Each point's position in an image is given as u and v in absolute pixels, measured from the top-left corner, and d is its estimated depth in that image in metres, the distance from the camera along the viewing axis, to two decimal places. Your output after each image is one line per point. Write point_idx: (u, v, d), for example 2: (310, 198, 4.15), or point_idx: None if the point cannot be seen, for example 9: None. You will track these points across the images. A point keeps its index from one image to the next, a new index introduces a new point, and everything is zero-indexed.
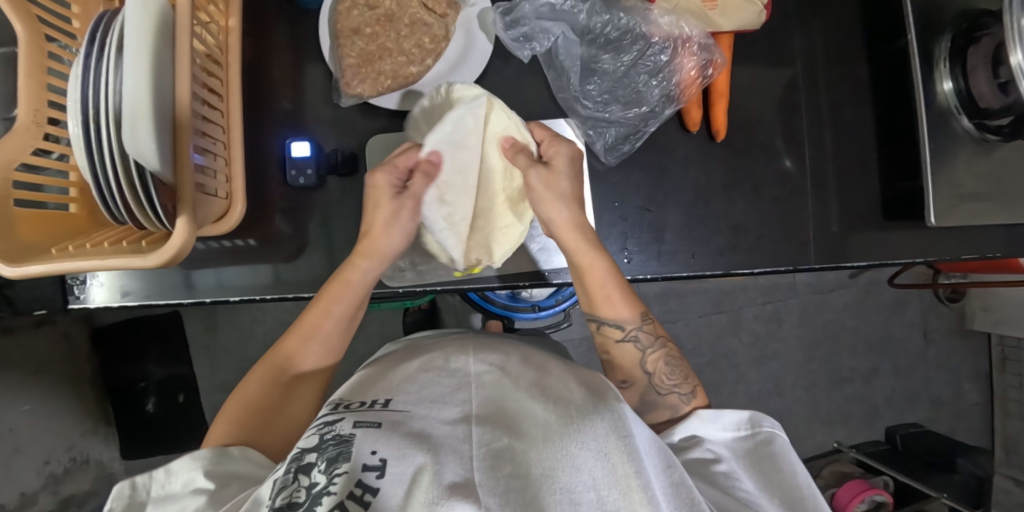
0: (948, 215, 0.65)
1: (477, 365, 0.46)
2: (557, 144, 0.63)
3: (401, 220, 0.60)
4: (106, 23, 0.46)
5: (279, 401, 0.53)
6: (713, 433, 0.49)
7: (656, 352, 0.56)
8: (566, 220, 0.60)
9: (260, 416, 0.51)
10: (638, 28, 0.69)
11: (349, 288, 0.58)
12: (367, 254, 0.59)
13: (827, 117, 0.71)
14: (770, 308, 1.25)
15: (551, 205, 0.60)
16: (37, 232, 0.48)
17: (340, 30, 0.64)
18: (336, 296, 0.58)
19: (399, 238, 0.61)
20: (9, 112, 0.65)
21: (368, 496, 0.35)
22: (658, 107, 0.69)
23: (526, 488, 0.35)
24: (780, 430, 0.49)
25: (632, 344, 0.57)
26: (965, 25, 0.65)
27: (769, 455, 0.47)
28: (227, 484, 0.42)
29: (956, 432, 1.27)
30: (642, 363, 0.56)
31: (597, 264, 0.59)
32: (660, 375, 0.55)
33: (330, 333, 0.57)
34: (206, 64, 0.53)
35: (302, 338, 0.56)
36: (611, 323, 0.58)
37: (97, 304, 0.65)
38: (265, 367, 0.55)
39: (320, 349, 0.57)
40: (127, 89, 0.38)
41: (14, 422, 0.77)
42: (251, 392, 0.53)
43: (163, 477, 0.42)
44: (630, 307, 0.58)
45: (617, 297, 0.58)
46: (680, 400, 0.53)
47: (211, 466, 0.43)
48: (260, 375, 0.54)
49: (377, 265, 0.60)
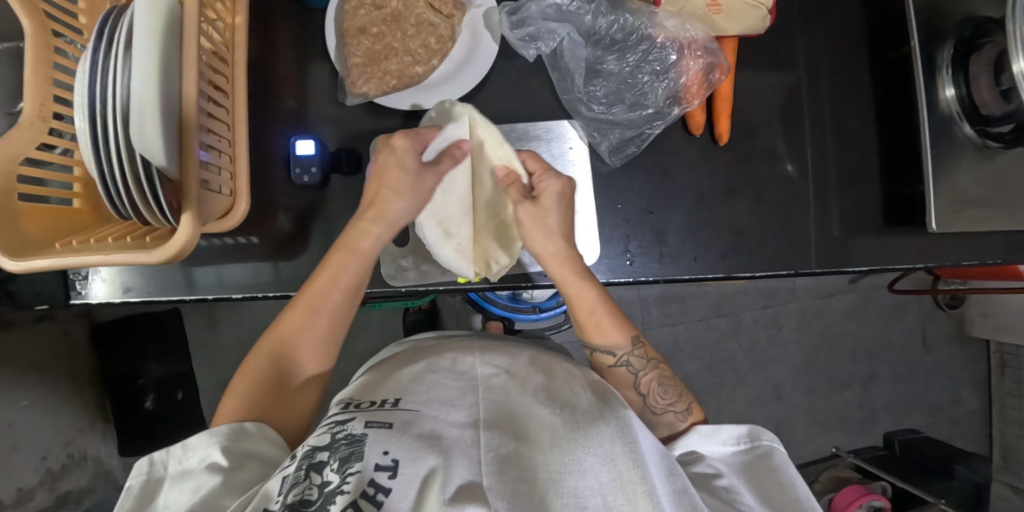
0: (950, 221, 0.65)
1: (485, 369, 0.46)
2: (547, 176, 0.62)
3: (420, 193, 0.63)
4: (115, 19, 0.46)
5: (281, 382, 0.53)
6: (713, 448, 0.50)
7: (649, 374, 0.57)
8: (553, 250, 0.59)
9: (262, 394, 0.51)
10: (644, 29, 0.69)
11: (351, 258, 0.57)
12: (376, 219, 0.59)
13: (829, 122, 0.71)
14: (770, 313, 1.25)
15: (538, 239, 0.60)
16: (43, 226, 0.48)
17: (346, 29, 0.65)
18: (343, 266, 0.57)
19: (406, 207, 0.61)
20: (12, 106, 0.65)
21: (380, 497, 0.34)
22: (663, 109, 0.69)
23: (534, 492, 0.35)
24: (780, 444, 0.49)
25: (625, 368, 0.57)
26: (968, 32, 0.65)
27: (769, 468, 0.47)
28: (239, 464, 0.42)
29: (954, 439, 1.27)
30: (636, 385, 0.57)
31: (586, 290, 0.58)
32: (654, 395, 0.56)
33: (333, 307, 0.56)
34: (212, 62, 0.53)
35: (304, 311, 0.55)
36: (603, 348, 0.58)
37: (99, 299, 0.65)
38: (271, 342, 0.55)
39: (325, 321, 0.56)
40: (139, 89, 0.38)
41: (13, 417, 0.77)
42: (256, 369, 0.53)
43: (180, 453, 0.43)
44: (621, 334, 0.57)
45: (609, 322, 0.57)
46: (676, 418, 0.54)
47: (228, 443, 0.43)
48: (266, 354, 0.54)
49: (384, 232, 0.60)
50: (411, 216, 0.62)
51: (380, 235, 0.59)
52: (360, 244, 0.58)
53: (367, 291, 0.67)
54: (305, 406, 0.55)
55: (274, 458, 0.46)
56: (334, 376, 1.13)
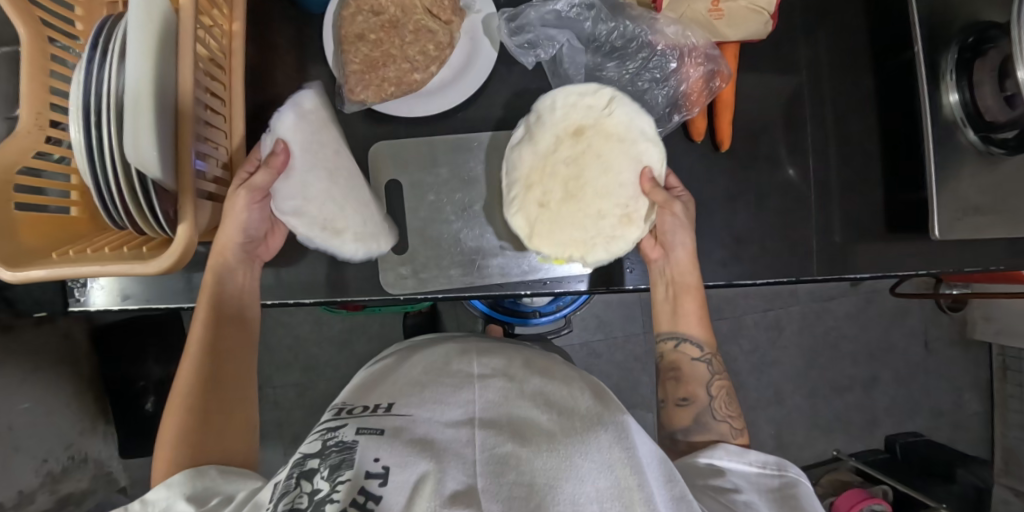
0: (953, 228, 0.64)
1: (481, 369, 0.47)
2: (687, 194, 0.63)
3: (235, 215, 0.55)
4: (109, 27, 0.46)
5: (201, 427, 0.51)
6: (739, 466, 0.49)
7: (720, 380, 0.59)
8: (691, 248, 0.61)
9: (189, 445, 0.50)
10: (644, 36, 0.68)
11: (217, 290, 0.58)
12: (216, 252, 0.57)
13: (831, 128, 0.71)
14: (771, 316, 1.25)
15: (679, 234, 0.61)
16: (38, 236, 0.48)
17: (343, 37, 0.64)
18: (213, 303, 0.57)
19: (238, 231, 0.56)
20: (10, 111, 0.64)
21: (371, 503, 0.34)
22: (663, 116, 0.69)
23: (530, 497, 0.34)
24: (805, 480, 0.49)
25: (704, 365, 0.60)
26: (971, 38, 0.64)
27: (793, 496, 0.47)
28: (206, 504, 0.44)
29: (955, 442, 1.27)
30: (707, 385, 0.59)
31: (695, 292, 0.61)
32: (720, 401, 0.58)
33: (218, 340, 0.56)
34: (209, 68, 0.53)
35: (198, 358, 0.55)
36: (693, 342, 0.61)
37: (98, 307, 0.64)
38: (178, 398, 0.53)
39: (226, 360, 0.56)
40: (130, 92, 0.38)
41: (13, 421, 0.77)
42: (170, 428, 0.51)
43: (140, 507, 0.45)
44: (706, 334, 0.61)
45: (701, 319, 0.61)
46: (730, 432, 0.56)
47: (189, 491, 0.45)
48: (175, 409, 0.52)
49: (231, 260, 0.57)
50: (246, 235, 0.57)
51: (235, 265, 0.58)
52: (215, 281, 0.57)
53: (361, 299, 0.66)
54: (239, 443, 0.53)
55: (244, 486, 0.46)
56: (335, 378, 1.13)
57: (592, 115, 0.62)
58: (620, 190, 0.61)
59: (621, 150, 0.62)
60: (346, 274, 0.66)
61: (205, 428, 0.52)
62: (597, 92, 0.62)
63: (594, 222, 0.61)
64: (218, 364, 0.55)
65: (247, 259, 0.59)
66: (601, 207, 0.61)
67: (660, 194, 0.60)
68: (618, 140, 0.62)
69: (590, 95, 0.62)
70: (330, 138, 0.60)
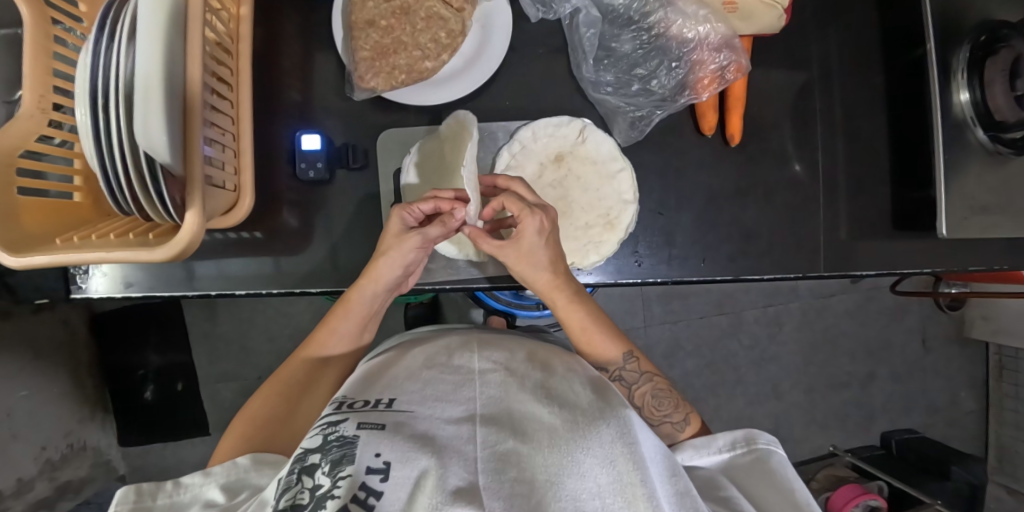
0: (961, 227, 0.64)
1: (482, 364, 0.46)
2: (526, 218, 0.56)
3: (400, 252, 0.57)
4: (117, 8, 0.44)
5: (282, 419, 0.54)
6: (709, 458, 0.50)
7: (642, 387, 0.58)
8: (544, 280, 0.59)
9: (263, 430, 0.53)
10: (661, 9, 0.66)
11: (351, 308, 0.59)
12: (368, 275, 0.58)
13: (841, 124, 0.70)
14: (772, 312, 1.25)
15: (530, 270, 0.58)
16: (43, 223, 0.47)
17: (354, 22, 0.63)
18: (346, 319, 0.60)
19: (397, 268, 0.58)
20: (11, 94, 0.63)
21: (372, 500, 0.34)
22: (673, 93, 0.67)
23: (530, 495, 0.34)
24: (778, 446, 0.50)
25: (619, 382, 0.58)
26: (983, 37, 0.65)
27: (767, 470, 0.48)
28: (237, 496, 0.43)
29: (951, 440, 1.28)
30: (630, 398, 0.58)
31: (574, 312, 0.60)
32: (649, 408, 0.57)
33: (335, 352, 0.61)
34: (215, 52, 0.52)
35: (306, 360, 0.59)
36: (598, 364, 0.59)
37: (99, 294, 0.64)
38: (273, 388, 0.57)
39: (322, 371, 0.60)
40: (141, 77, 0.37)
41: (12, 408, 0.75)
42: (256, 411, 0.55)
43: (171, 488, 0.43)
44: (616, 347, 0.60)
45: (602, 337, 0.60)
46: (674, 429, 0.55)
47: (224, 481, 0.45)
48: (267, 396, 0.56)
49: (375, 287, 0.59)
50: (400, 273, 0.58)
51: (380, 292, 0.59)
52: (356, 299, 0.59)
53: None
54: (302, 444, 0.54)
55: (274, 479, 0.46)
56: None
57: (575, 145, 0.66)
58: (602, 205, 0.65)
59: (595, 172, 0.66)
60: (354, 265, 0.66)
61: (282, 421, 0.54)
62: (567, 125, 0.65)
63: (582, 232, 0.65)
64: (319, 373, 0.59)
65: (402, 280, 0.60)
66: (587, 218, 0.66)
67: (486, 245, 0.58)
68: (594, 164, 0.66)
69: (564, 120, 0.65)
70: (434, 163, 0.65)
